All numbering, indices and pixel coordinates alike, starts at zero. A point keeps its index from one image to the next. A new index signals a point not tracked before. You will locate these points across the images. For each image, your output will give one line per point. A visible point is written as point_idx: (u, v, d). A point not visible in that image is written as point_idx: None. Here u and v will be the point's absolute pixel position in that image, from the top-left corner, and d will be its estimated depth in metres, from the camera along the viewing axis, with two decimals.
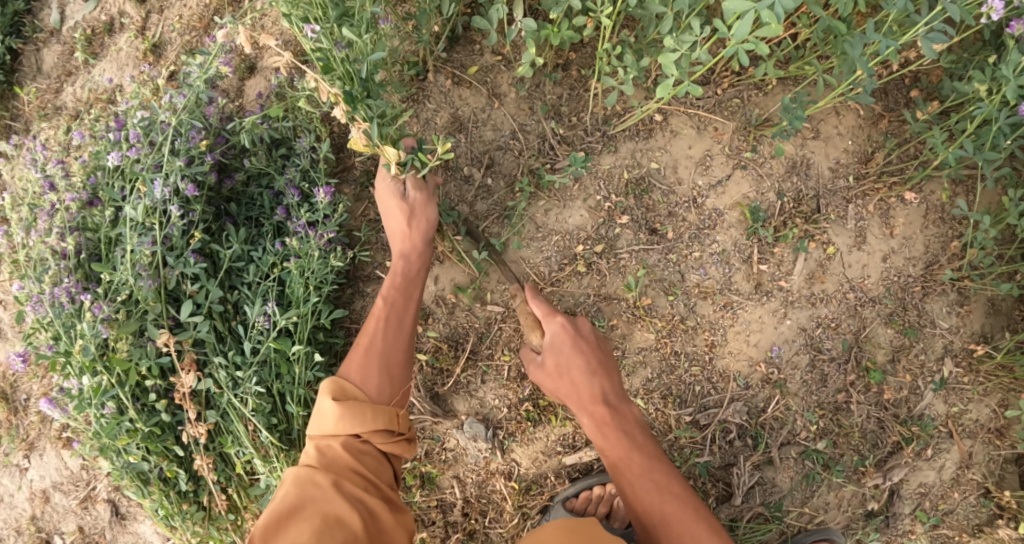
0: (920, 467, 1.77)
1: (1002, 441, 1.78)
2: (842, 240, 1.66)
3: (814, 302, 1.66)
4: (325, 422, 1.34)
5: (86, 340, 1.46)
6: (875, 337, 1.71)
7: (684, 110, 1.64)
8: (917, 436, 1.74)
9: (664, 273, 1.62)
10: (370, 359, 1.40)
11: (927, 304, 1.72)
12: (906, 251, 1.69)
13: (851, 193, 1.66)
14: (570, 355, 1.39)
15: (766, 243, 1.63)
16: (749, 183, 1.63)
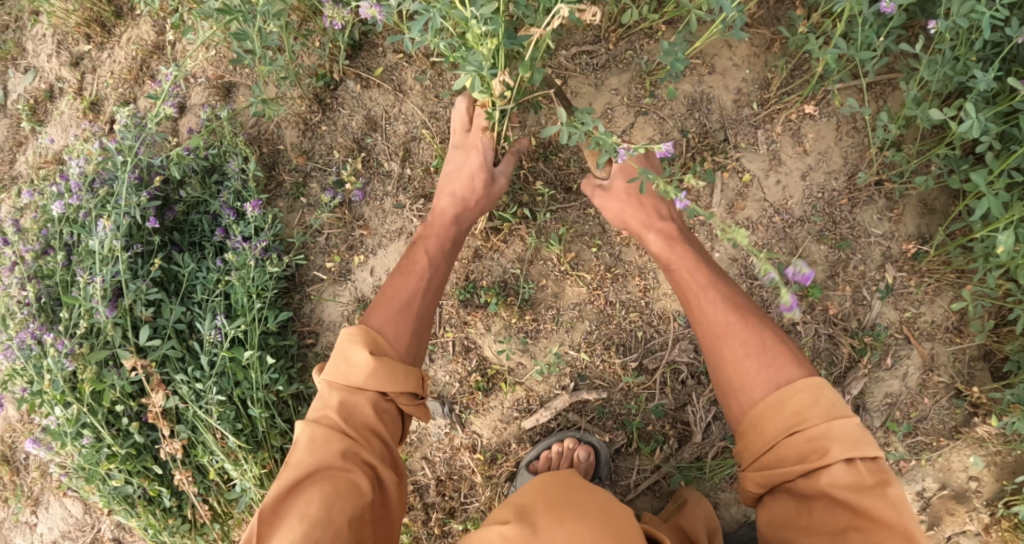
0: (882, 378, 1.77)
1: (962, 338, 1.76)
2: (756, 165, 1.70)
3: (739, 231, 1.71)
4: (354, 374, 1.26)
5: (54, 374, 1.53)
6: (810, 255, 1.74)
7: (580, 71, 1.71)
8: (872, 347, 1.73)
9: (585, 227, 1.65)
10: (404, 313, 1.36)
11: (857, 216, 1.73)
12: (823, 166, 1.71)
13: (758, 119, 1.70)
14: (643, 184, 1.47)
15: (678, 182, 1.68)
16: (652, 126, 1.69)
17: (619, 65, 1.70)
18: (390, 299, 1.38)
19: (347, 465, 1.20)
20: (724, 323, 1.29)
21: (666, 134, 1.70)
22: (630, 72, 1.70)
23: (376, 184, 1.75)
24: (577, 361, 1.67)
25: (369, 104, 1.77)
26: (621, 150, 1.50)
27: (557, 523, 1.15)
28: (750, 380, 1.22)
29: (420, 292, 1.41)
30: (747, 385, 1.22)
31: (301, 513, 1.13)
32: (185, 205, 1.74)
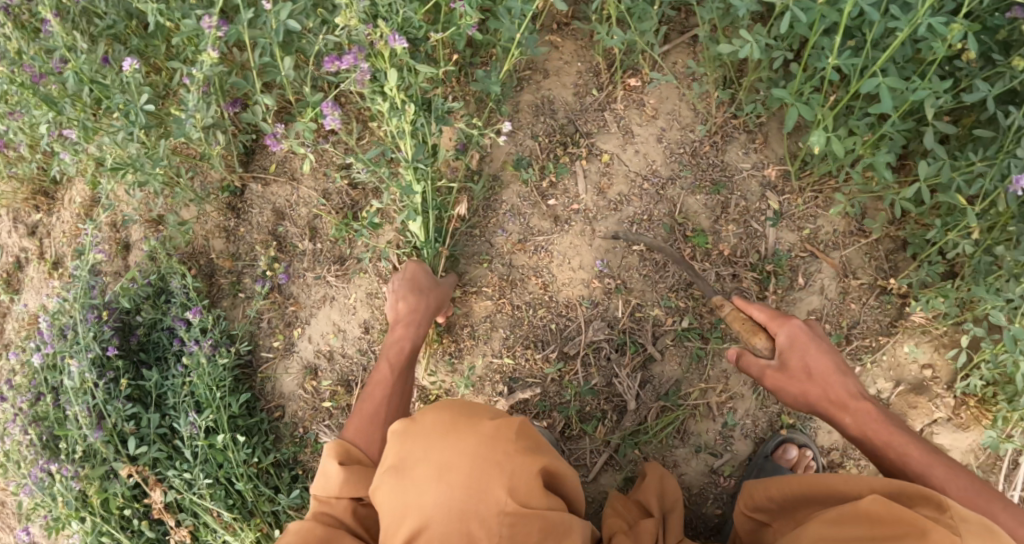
0: (800, 297, 1.84)
1: (868, 236, 1.84)
2: (611, 145, 1.82)
3: (615, 207, 1.81)
4: (328, 480, 1.37)
5: (65, 496, 1.68)
6: (692, 208, 1.82)
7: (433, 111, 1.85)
8: (775, 273, 1.81)
9: (475, 247, 1.82)
10: (372, 420, 1.49)
11: (723, 158, 1.82)
12: (675, 124, 1.82)
13: (601, 103, 1.83)
14: (814, 354, 1.42)
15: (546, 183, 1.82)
16: (509, 141, 1.83)
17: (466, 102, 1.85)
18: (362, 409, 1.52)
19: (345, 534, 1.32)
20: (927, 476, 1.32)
21: (524, 145, 1.83)
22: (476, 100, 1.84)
23: (296, 264, 1.95)
24: (504, 367, 1.82)
25: (273, 198, 1.98)
26: (767, 309, 1.49)
27: (433, 425, 1.25)
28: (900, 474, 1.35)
29: (389, 397, 1.55)
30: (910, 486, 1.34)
31: None
32: (145, 326, 1.94)
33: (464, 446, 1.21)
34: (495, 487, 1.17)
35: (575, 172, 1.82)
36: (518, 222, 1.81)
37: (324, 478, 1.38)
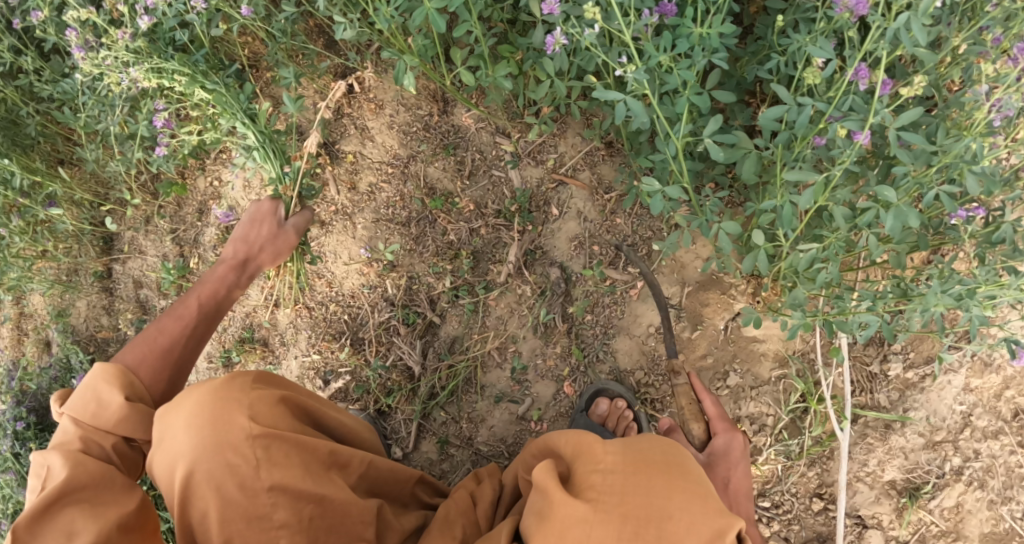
0: (557, 227, 1.85)
1: (612, 149, 1.82)
2: (352, 144, 1.93)
3: (369, 197, 1.93)
4: (103, 412, 1.25)
5: None
6: (434, 177, 1.91)
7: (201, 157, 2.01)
8: (521, 211, 1.86)
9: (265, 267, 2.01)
10: (158, 363, 1.38)
11: (454, 121, 1.90)
12: (403, 105, 1.91)
13: (337, 109, 1.93)
14: (739, 476, 1.49)
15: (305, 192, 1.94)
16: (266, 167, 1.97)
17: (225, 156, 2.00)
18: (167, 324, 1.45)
19: (117, 493, 1.17)
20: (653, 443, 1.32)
21: (280, 167, 1.94)
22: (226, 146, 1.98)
23: None
24: (314, 364, 1.98)
25: None
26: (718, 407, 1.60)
27: (187, 391, 1.28)
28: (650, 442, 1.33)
29: (188, 338, 1.46)
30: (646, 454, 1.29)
31: (89, 516, 1.11)
32: None
33: (183, 405, 1.25)
34: (234, 413, 1.22)
35: (327, 179, 1.94)
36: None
37: (84, 393, 1.27)
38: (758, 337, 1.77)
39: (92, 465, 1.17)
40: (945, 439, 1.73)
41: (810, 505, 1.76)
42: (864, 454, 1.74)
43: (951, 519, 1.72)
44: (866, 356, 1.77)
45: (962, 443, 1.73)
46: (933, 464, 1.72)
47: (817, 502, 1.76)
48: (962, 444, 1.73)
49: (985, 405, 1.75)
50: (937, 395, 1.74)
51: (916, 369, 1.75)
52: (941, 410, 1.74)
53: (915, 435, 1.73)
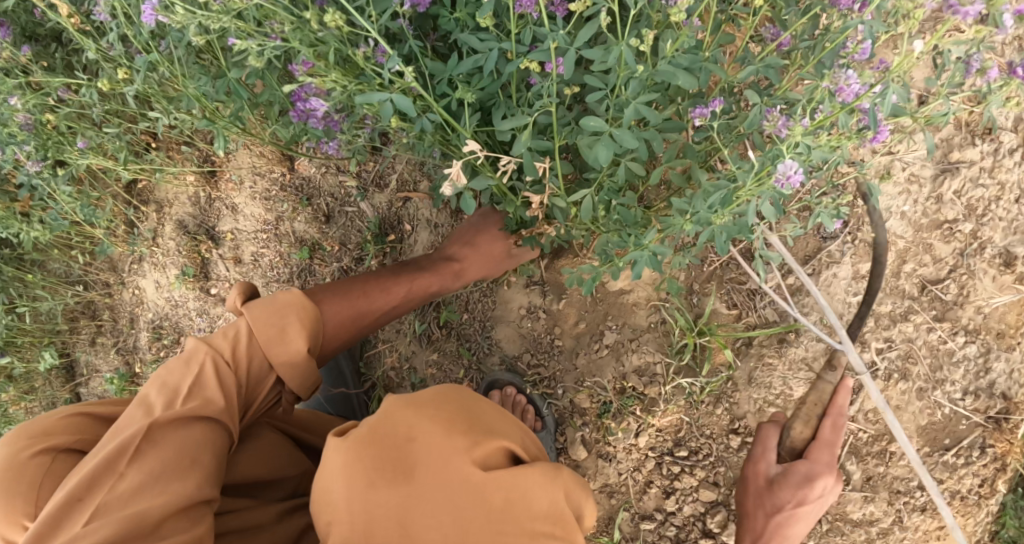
0: (411, 241, 1.93)
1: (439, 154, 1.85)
2: (228, 223, 2.08)
3: (254, 264, 2.07)
4: (218, 352, 1.21)
5: None
6: (301, 230, 2.02)
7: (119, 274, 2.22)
8: (376, 236, 1.96)
9: None
10: (302, 368, 1.27)
11: (303, 173, 1.99)
12: (257, 174, 2.02)
13: (207, 196, 2.08)
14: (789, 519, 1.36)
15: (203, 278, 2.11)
16: (167, 266, 2.14)
17: (134, 267, 2.19)
18: (352, 302, 1.45)
19: (189, 426, 1.10)
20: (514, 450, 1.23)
21: (176, 261, 2.12)
22: (132, 259, 2.19)
23: None
24: None
25: None
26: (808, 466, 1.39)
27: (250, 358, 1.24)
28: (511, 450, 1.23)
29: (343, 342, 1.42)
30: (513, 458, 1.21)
31: (176, 445, 1.06)
32: None
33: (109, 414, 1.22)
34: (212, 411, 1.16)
35: (216, 260, 2.10)
36: (205, 319, 2.12)
37: (270, 309, 1.27)
38: (624, 288, 1.74)
39: (209, 385, 1.15)
40: (848, 338, 1.60)
41: (729, 443, 1.68)
42: (767, 377, 1.65)
43: (879, 420, 1.58)
44: (743, 275, 1.68)
45: (869, 336, 1.59)
46: (841, 368, 1.60)
47: (734, 438, 1.67)
48: (869, 338, 1.59)
49: (885, 289, 1.60)
50: (826, 293, 1.62)
51: (795, 272, 1.64)
52: (835, 308, 1.62)
53: (816, 342, 1.61)
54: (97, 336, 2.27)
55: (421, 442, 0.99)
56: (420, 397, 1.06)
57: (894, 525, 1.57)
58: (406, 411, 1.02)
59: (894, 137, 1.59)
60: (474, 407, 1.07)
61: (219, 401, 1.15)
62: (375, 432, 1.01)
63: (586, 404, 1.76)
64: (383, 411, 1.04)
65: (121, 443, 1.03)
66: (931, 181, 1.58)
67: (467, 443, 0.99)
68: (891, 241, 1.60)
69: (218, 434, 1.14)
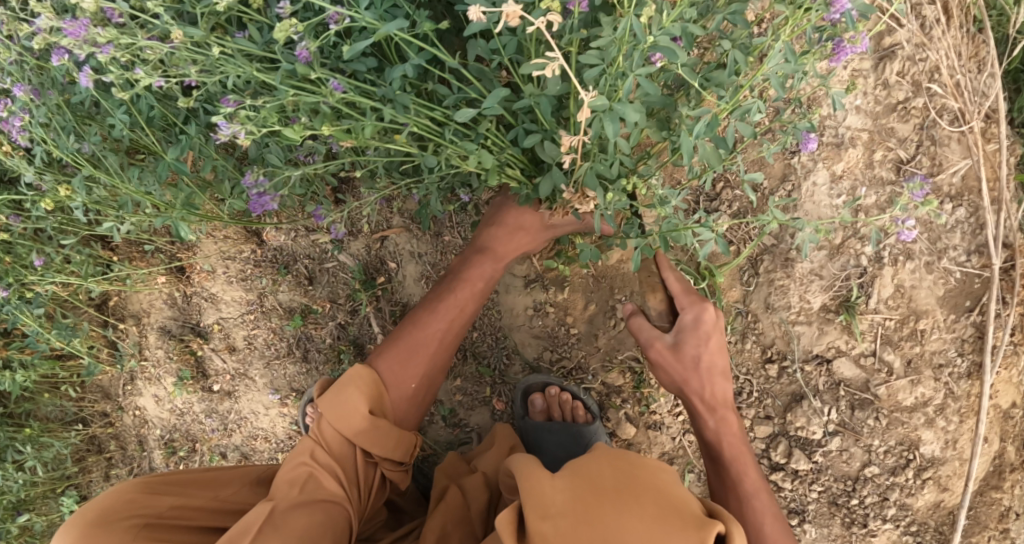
0: (401, 277, 1.91)
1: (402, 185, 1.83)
2: (211, 314, 2.02)
3: (250, 348, 2.00)
4: (303, 452, 1.41)
5: None
6: (287, 299, 1.97)
7: (118, 398, 2.14)
8: (365, 282, 1.92)
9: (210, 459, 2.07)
10: (378, 429, 1.44)
11: (274, 243, 1.96)
12: (226, 257, 1.98)
13: (184, 294, 2.03)
14: None
15: (203, 376, 2.04)
16: (162, 376, 2.07)
17: (128, 388, 2.13)
18: (412, 337, 1.56)
19: (301, 514, 1.32)
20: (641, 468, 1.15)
21: (170, 368, 2.05)
22: (124, 381, 2.12)
23: None
24: None
25: None
26: None
27: (338, 449, 1.43)
28: (638, 466, 1.15)
29: (421, 387, 1.56)
30: (638, 471, 1.14)
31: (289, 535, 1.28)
32: None
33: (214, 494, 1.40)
34: (337, 502, 1.37)
35: (210, 354, 2.03)
36: (215, 417, 2.05)
37: (337, 390, 1.45)
38: (622, 258, 1.74)
39: (313, 480, 1.38)
40: (846, 238, 1.62)
41: (767, 373, 1.68)
42: (783, 298, 1.65)
43: (900, 304, 1.60)
44: (730, 211, 1.70)
45: (865, 230, 1.62)
46: (849, 267, 1.61)
47: (771, 367, 1.67)
48: (865, 231, 1.62)
49: (865, 182, 1.64)
50: (812, 203, 1.65)
51: (777, 193, 1.68)
52: (825, 213, 1.64)
53: (817, 251, 1.63)
54: (109, 468, 2.18)
55: (643, 541, 1.03)
56: (613, 491, 1.09)
57: (947, 399, 1.60)
58: (614, 513, 1.05)
59: (826, 41, 1.65)
60: (662, 487, 1.12)
61: (323, 485, 1.38)
62: (595, 529, 1.03)
63: (620, 381, 1.75)
64: (579, 513, 1.06)
65: (245, 525, 1.29)
66: (874, 70, 1.64)
67: (691, 537, 1.05)
68: (855, 136, 1.64)
69: (333, 512, 1.36)
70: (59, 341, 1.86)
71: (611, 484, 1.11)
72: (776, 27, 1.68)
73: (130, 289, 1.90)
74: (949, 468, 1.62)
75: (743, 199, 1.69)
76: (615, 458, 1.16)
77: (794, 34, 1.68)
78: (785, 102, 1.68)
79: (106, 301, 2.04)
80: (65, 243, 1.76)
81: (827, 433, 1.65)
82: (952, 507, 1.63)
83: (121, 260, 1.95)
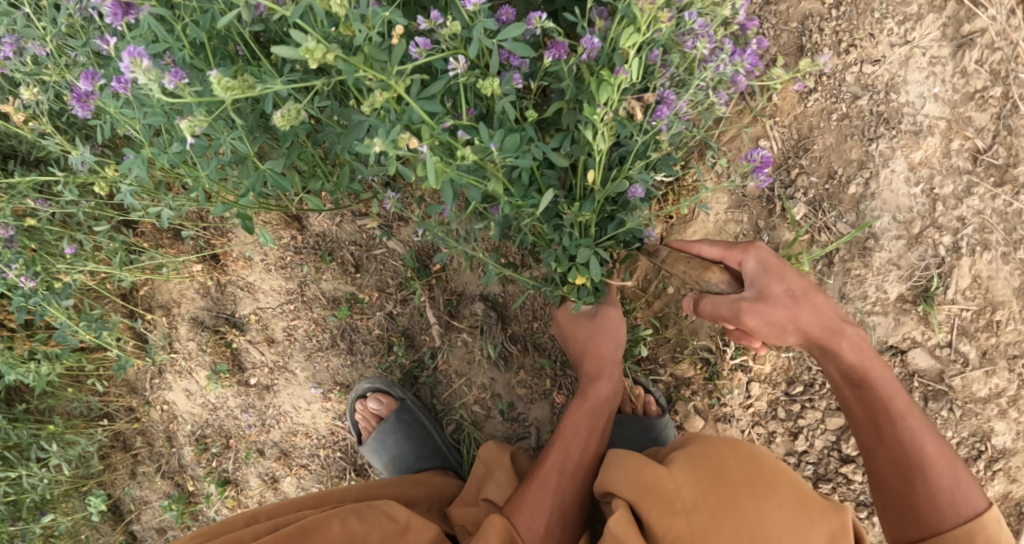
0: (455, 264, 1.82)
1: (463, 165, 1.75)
2: (248, 303, 1.91)
3: (291, 340, 1.90)
4: None
5: None
6: (331, 289, 1.87)
7: (145, 393, 2.02)
8: (417, 269, 1.82)
9: (244, 456, 1.96)
10: None
11: (319, 228, 1.86)
12: (267, 243, 1.88)
13: (219, 283, 1.92)
14: None
15: (237, 369, 1.93)
16: (194, 369, 1.96)
17: (156, 382, 2.01)
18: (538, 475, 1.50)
19: None
20: (766, 462, 1.26)
21: (204, 361, 1.94)
22: (152, 374, 2.00)
23: None
24: None
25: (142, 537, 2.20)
26: None
27: None
28: (762, 458, 1.26)
29: (566, 508, 1.50)
30: (765, 468, 1.24)
31: None
32: None
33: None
34: None
35: (246, 347, 1.92)
36: (252, 412, 1.93)
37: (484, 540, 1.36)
38: None
39: None
40: (925, 227, 1.60)
41: None
42: (860, 288, 1.63)
43: (977, 295, 1.59)
44: (806, 198, 1.66)
45: (942, 220, 1.61)
46: (928, 257, 1.60)
47: None
48: (943, 221, 1.60)
49: (942, 171, 1.62)
50: (890, 192, 1.62)
51: (854, 180, 1.64)
52: (904, 203, 1.62)
53: (894, 241, 1.61)
54: (136, 466, 2.05)
55: (793, 529, 1.15)
56: (746, 483, 1.20)
57: (1021, 389, 1.58)
58: (759, 504, 1.17)
59: (905, 26, 1.63)
60: (792, 481, 1.22)
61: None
62: (742, 523, 1.14)
63: (690, 373, 1.71)
64: (723, 507, 1.17)
65: None
66: (952, 57, 1.61)
67: (837, 522, 1.17)
68: (933, 124, 1.62)
69: None
70: (88, 334, 1.74)
71: (743, 476, 1.22)
72: (855, 10, 1.64)
73: (164, 276, 1.79)
74: (1020, 459, 1.60)
75: (818, 187, 1.66)
76: (735, 453, 1.27)
77: (872, 19, 1.64)
78: (862, 88, 1.65)
79: (136, 291, 1.94)
80: (98, 229, 1.68)
81: None
82: (1020, 498, 1.62)
83: (151, 247, 1.84)
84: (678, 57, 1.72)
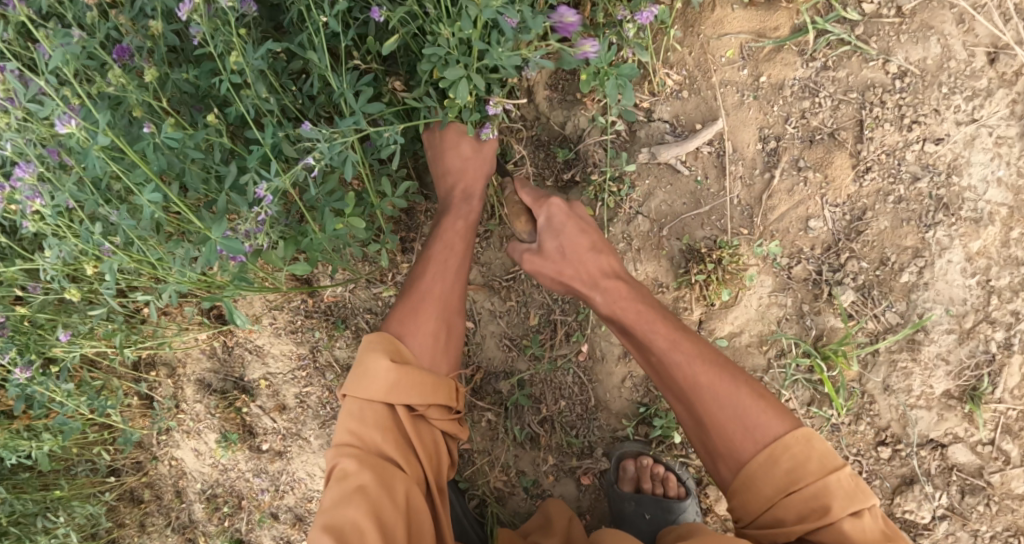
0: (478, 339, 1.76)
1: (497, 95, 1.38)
2: (258, 368, 1.82)
3: (303, 407, 1.81)
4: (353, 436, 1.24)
5: None
6: (345, 356, 1.77)
7: (152, 451, 1.94)
8: None
9: (256, 520, 1.90)
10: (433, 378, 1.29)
11: (333, 293, 1.74)
12: (275, 307, 1.75)
13: (229, 345, 1.82)
14: None
15: (248, 434, 1.85)
16: (203, 431, 1.88)
17: (163, 439, 1.92)
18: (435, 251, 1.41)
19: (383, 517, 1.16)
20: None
21: (212, 424, 1.86)
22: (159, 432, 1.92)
23: None
24: None
25: None
26: None
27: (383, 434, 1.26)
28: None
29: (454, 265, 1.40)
30: None
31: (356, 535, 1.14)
32: None
33: None
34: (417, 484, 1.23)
35: (257, 413, 1.84)
36: (265, 477, 1.87)
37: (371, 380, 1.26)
38: (735, 331, 1.63)
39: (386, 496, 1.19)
40: (977, 322, 1.52)
41: (878, 455, 1.61)
42: (904, 381, 1.57)
43: None
44: (854, 284, 1.57)
45: (997, 314, 1.51)
46: (978, 353, 1.53)
47: (884, 450, 1.60)
48: (997, 315, 1.51)
49: (999, 261, 1.50)
50: (944, 282, 1.53)
51: (907, 268, 1.55)
52: (958, 294, 1.53)
53: (945, 335, 1.54)
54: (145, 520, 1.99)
55: None
56: None
57: None
58: None
59: (973, 103, 1.49)
60: None
61: (366, 491, 1.17)
62: None
63: None
64: None
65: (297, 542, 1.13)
66: (1022, 138, 1.47)
67: None
68: (994, 211, 1.50)
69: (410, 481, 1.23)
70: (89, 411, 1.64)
71: None
72: (921, 83, 1.51)
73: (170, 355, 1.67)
74: None
75: (868, 273, 1.57)
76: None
77: (938, 93, 1.50)
78: (923, 168, 1.53)
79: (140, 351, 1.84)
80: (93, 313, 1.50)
81: (935, 517, 1.60)
82: None
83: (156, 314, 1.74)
84: (724, 123, 1.60)
